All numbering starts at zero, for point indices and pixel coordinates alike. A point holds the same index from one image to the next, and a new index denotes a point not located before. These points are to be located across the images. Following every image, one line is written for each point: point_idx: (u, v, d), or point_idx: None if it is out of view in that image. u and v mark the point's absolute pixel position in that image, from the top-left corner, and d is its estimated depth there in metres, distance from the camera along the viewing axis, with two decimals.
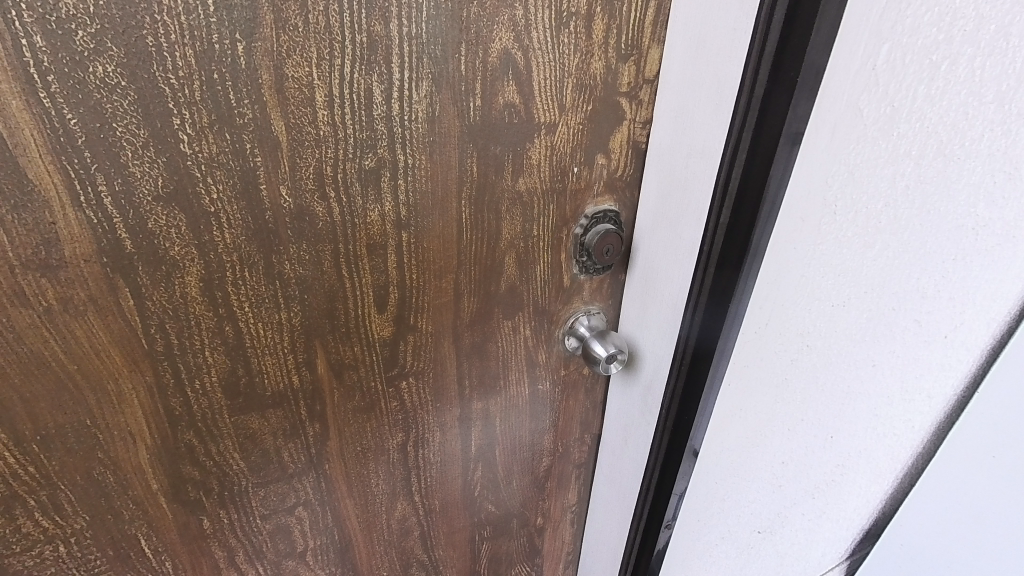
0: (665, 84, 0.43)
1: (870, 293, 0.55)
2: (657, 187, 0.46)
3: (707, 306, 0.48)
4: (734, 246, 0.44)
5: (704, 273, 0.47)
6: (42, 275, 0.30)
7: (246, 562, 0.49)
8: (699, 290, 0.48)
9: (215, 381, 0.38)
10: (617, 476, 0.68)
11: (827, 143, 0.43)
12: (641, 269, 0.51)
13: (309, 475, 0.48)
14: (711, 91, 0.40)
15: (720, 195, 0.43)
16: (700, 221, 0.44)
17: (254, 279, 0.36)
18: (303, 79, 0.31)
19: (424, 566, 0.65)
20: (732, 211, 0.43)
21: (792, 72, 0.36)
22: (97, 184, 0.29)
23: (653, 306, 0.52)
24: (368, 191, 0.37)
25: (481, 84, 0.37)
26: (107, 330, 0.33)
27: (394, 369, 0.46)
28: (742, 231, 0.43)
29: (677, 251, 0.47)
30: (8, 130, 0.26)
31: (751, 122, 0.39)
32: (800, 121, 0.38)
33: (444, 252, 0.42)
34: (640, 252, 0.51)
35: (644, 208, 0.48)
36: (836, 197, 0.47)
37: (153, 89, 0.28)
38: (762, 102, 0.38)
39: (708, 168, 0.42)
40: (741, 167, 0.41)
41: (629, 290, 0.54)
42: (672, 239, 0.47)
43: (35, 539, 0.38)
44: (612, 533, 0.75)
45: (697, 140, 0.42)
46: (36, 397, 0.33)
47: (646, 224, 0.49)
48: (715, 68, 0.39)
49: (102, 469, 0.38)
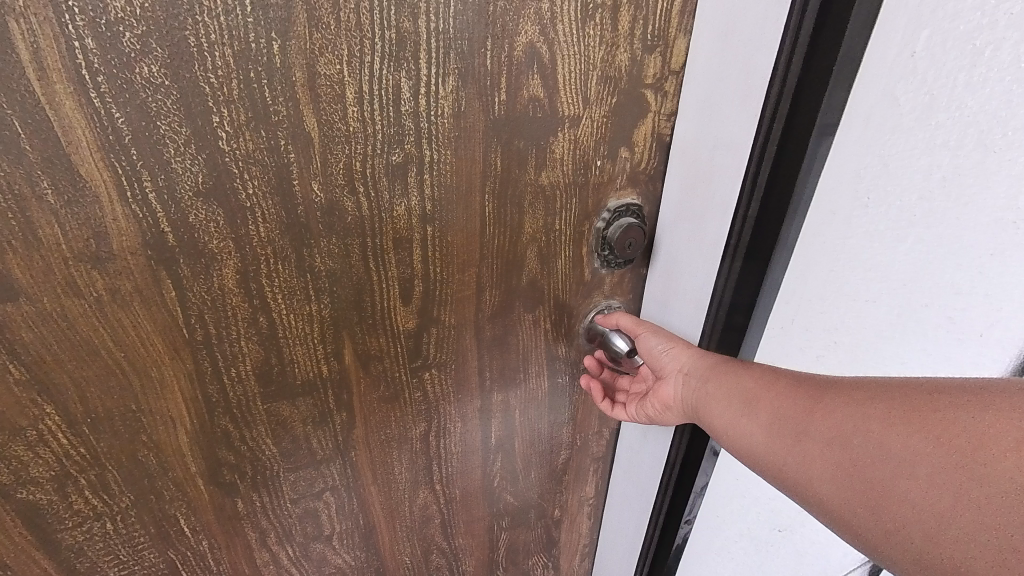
0: (690, 75, 0.42)
1: (899, 289, 0.53)
2: (680, 180, 0.46)
3: (733, 300, 0.48)
4: (764, 238, 0.44)
5: (730, 265, 0.46)
6: (92, 267, 0.32)
7: (277, 544, 0.52)
8: (726, 283, 0.47)
9: (249, 370, 0.40)
10: (636, 468, 0.69)
11: (859, 134, 0.42)
12: (661, 263, 0.51)
13: (336, 461, 0.49)
14: (740, 81, 0.39)
15: (749, 186, 0.42)
16: (726, 215, 0.44)
17: (286, 272, 0.37)
18: (334, 76, 0.32)
19: (444, 554, 0.66)
20: (761, 203, 0.42)
21: (827, 59, 0.36)
22: (141, 180, 0.30)
23: (677, 299, 0.51)
24: (395, 186, 0.37)
25: (506, 79, 0.37)
26: (151, 320, 0.35)
27: (418, 361, 0.47)
28: (771, 224, 0.43)
29: (700, 247, 0.47)
30: (63, 128, 0.28)
31: (783, 113, 0.39)
32: (835, 111, 0.38)
33: (468, 246, 0.43)
34: (661, 246, 0.50)
35: (667, 201, 0.48)
36: (867, 190, 0.45)
37: (194, 88, 0.29)
38: (795, 92, 0.38)
39: (736, 160, 0.42)
40: (771, 158, 0.40)
41: (651, 283, 0.53)
42: (697, 231, 0.47)
43: (85, 515, 0.41)
44: (630, 526, 0.75)
45: (724, 132, 0.42)
46: (87, 381, 0.35)
47: (668, 217, 0.48)
48: (743, 58, 0.39)
49: (146, 452, 0.40)
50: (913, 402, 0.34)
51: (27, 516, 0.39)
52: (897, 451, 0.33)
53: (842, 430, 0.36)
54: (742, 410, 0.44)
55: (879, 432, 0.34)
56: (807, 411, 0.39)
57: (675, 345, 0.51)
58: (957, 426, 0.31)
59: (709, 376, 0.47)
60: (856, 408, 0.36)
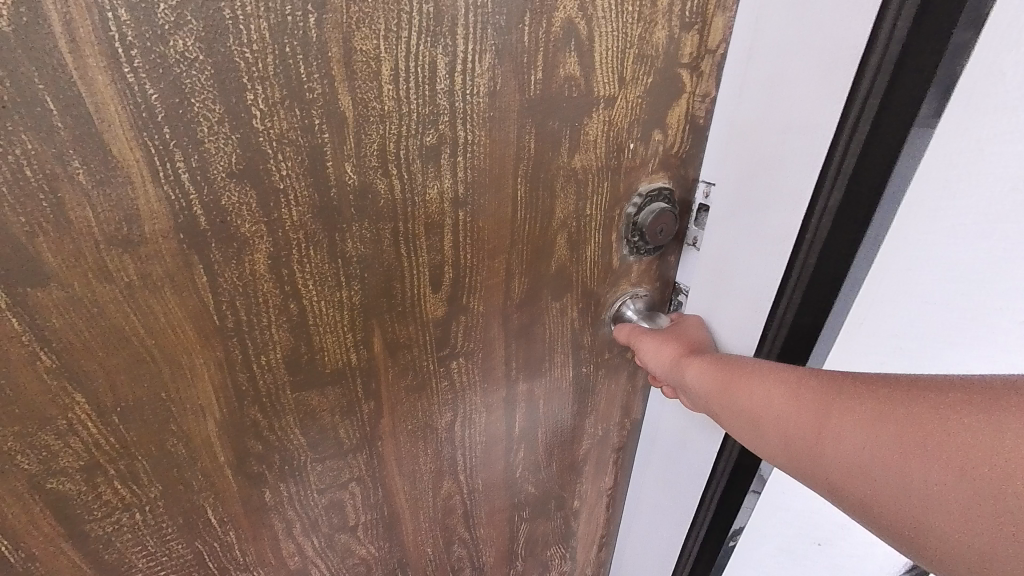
0: (756, 50, 0.40)
1: (978, 289, 0.50)
2: (742, 166, 0.44)
3: (803, 301, 0.44)
4: (843, 234, 0.39)
5: (803, 262, 0.42)
6: (124, 251, 0.31)
7: (302, 534, 0.52)
8: (797, 282, 0.43)
9: (279, 358, 0.39)
10: (671, 469, 0.68)
11: (958, 115, 0.39)
12: (712, 253, 0.49)
13: (362, 451, 0.49)
14: (816, 55, 0.37)
15: (832, 174, 0.38)
16: (798, 206, 0.41)
17: (317, 257, 0.36)
18: (370, 52, 0.31)
19: (464, 545, 0.66)
20: (844, 194, 0.38)
21: (944, 22, 0.31)
22: (174, 160, 0.29)
23: (730, 295, 0.49)
24: (428, 168, 0.36)
25: (543, 56, 0.35)
26: (182, 306, 0.34)
27: (446, 350, 0.47)
28: (854, 218, 0.38)
29: (762, 239, 0.44)
30: (95, 105, 0.27)
31: (880, 89, 0.34)
32: (946, 87, 0.33)
33: (499, 231, 0.42)
34: (715, 236, 0.48)
35: (722, 188, 0.46)
36: (956, 177, 0.43)
37: (227, 62, 0.28)
38: (898, 64, 0.33)
39: (811, 145, 0.39)
40: (860, 144, 0.36)
41: (699, 276, 0.51)
42: (756, 221, 0.44)
43: (114, 507, 0.40)
44: (659, 525, 0.75)
45: (794, 113, 0.39)
46: (118, 369, 0.34)
47: (723, 205, 0.46)
48: (827, 32, 0.36)
49: (175, 442, 0.39)
50: (929, 422, 0.31)
51: (56, 507, 0.38)
52: (917, 481, 0.30)
53: (857, 458, 0.33)
54: (752, 432, 0.40)
55: (897, 459, 0.31)
56: (817, 436, 0.36)
57: (678, 360, 0.48)
58: (971, 449, 0.29)
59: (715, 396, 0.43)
60: (869, 433, 0.33)
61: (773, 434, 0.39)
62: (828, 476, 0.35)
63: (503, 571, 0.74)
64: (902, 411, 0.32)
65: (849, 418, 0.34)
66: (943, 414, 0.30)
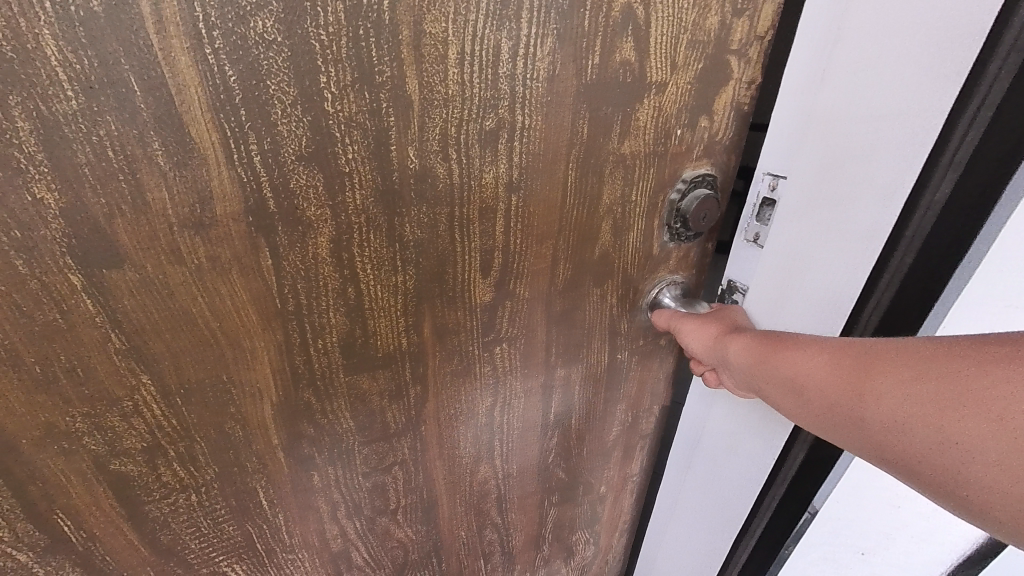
0: (850, 32, 0.38)
1: None
2: (823, 157, 0.42)
3: (896, 299, 0.43)
4: (947, 229, 0.39)
5: (900, 260, 0.41)
6: (196, 233, 0.31)
7: (346, 517, 0.53)
8: (889, 282, 0.43)
9: (335, 341, 0.40)
10: (714, 465, 0.68)
11: None
12: (783, 248, 0.48)
13: (407, 435, 0.50)
14: (922, 38, 0.35)
15: (941, 167, 0.37)
16: (893, 201, 0.40)
17: (376, 242, 0.37)
18: (438, 35, 0.31)
19: (495, 529, 0.67)
20: (954, 188, 0.37)
21: None
22: (247, 143, 0.30)
23: (804, 290, 0.48)
24: (486, 152, 0.37)
25: (601, 41, 0.36)
26: (247, 289, 0.34)
27: (490, 335, 0.47)
28: (963, 213, 0.38)
29: (846, 232, 0.43)
30: (177, 86, 0.27)
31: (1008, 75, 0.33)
32: None
33: (548, 217, 0.42)
34: (784, 230, 0.47)
35: (802, 180, 0.44)
36: None
37: (304, 44, 0.28)
38: None
39: (910, 134, 0.37)
40: (977, 133, 0.35)
41: (767, 272, 0.50)
42: (839, 214, 0.43)
43: (172, 488, 0.41)
44: (695, 520, 0.75)
45: (892, 101, 0.37)
46: (183, 351, 0.35)
47: (798, 198, 0.45)
48: (934, 18, 0.34)
49: (233, 424, 0.40)
50: (968, 378, 0.31)
51: (118, 488, 0.39)
52: (958, 437, 0.31)
53: (897, 417, 0.34)
54: (795, 401, 0.41)
55: (937, 415, 0.32)
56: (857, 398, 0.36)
57: (717, 335, 0.48)
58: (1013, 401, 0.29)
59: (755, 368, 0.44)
60: (908, 391, 0.33)
61: (811, 401, 0.40)
62: (871, 436, 0.36)
63: (530, 554, 0.76)
64: (935, 368, 0.32)
65: (885, 379, 0.35)
66: (986, 369, 0.30)
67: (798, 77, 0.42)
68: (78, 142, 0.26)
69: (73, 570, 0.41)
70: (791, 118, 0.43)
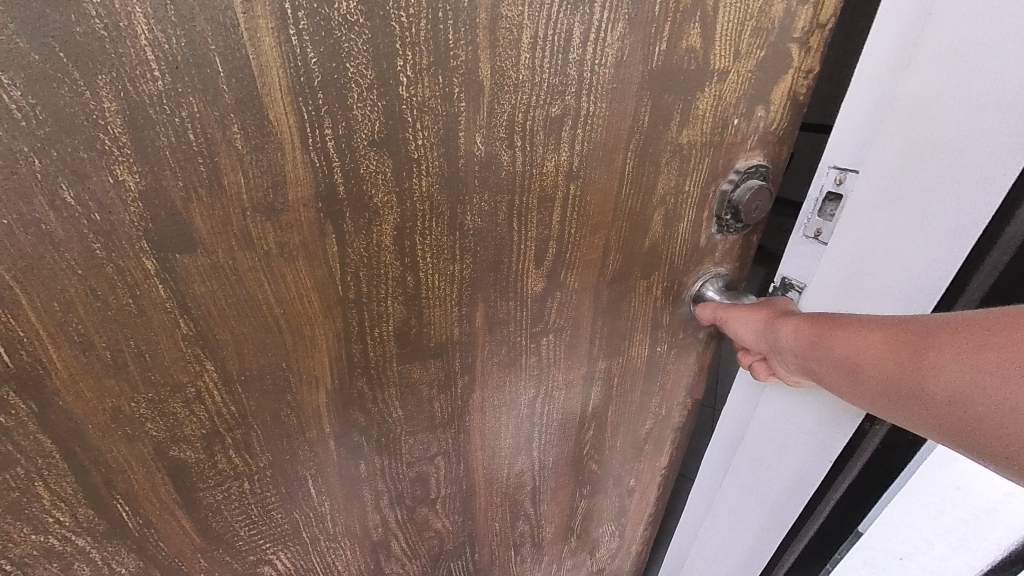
0: (942, 18, 0.37)
1: None
2: (905, 147, 0.41)
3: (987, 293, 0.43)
4: None
5: (998, 255, 0.41)
6: (267, 219, 0.31)
7: (388, 507, 0.53)
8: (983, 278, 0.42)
9: (390, 330, 0.40)
10: (762, 464, 0.66)
11: None
12: (853, 243, 0.46)
13: (451, 425, 0.50)
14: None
15: None
16: (990, 192, 0.39)
17: (438, 230, 0.37)
18: (514, 19, 0.30)
19: (527, 520, 0.68)
20: None
21: None
22: (323, 127, 0.29)
23: (877, 285, 0.47)
24: (549, 140, 0.36)
25: (670, 26, 0.35)
26: (311, 276, 0.34)
27: (539, 325, 0.47)
28: None
29: (930, 224, 0.42)
30: (260, 67, 0.26)
31: None
32: None
33: (603, 206, 0.42)
34: (856, 222, 0.45)
35: (882, 173, 0.42)
36: None
37: (384, 26, 0.28)
38: None
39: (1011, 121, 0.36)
40: None
41: (832, 269, 0.48)
42: (923, 206, 0.42)
43: (226, 475, 0.41)
44: (734, 518, 0.74)
45: (991, 88, 0.36)
46: (246, 338, 0.35)
47: (875, 191, 0.43)
48: None
49: (288, 411, 0.40)
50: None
51: (175, 474, 0.39)
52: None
53: (958, 390, 0.33)
54: (847, 383, 0.40)
55: (1001, 385, 0.31)
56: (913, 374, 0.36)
57: (758, 322, 0.48)
58: None
59: (801, 352, 0.43)
60: (966, 363, 0.33)
61: (867, 380, 0.39)
62: (932, 412, 0.35)
63: (558, 546, 0.76)
64: (999, 338, 0.31)
65: (940, 352, 0.34)
66: None
67: (879, 63, 0.40)
68: (161, 124, 0.26)
69: (128, 555, 0.42)
70: (868, 106, 0.41)
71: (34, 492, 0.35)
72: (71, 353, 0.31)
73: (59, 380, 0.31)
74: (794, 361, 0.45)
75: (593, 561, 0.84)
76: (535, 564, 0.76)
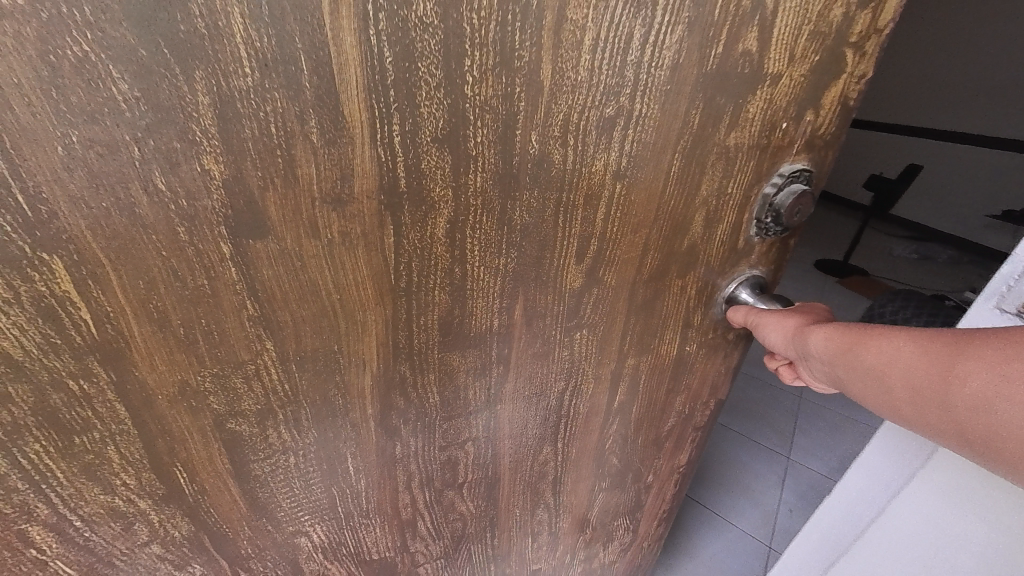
0: None
1: None
2: None
3: None
4: None
5: None
6: (333, 208, 0.33)
7: (418, 488, 0.55)
8: None
9: (435, 319, 0.42)
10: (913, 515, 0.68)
11: None
12: None
13: (483, 413, 0.52)
14: None
15: None
16: None
17: (488, 223, 0.38)
18: (579, 21, 0.31)
19: (547, 509, 0.69)
20: None
21: None
22: (392, 123, 0.31)
23: None
24: (601, 140, 0.37)
25: (728, 30, 0.35)
26: (368, 265, 0.36)
27: (574, 320, 0.48)
28: None
29: None
30: (340, 65, 0.28)
31: None
32: None
33: (646, 206, 0.43)
34: None
35: None
36: None
37: (457, 28, 0.29)
38: None
39: None
40: None
41: None
42: None
43: (275, 449, 0.43)
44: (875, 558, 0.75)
45: None
46: (304, 320, 0.37)
47: None
48: None
49: (336, 391, 0.42)
50: None
51: (230, 446, 0.41)
52: None
53: (989, 396, 0.34)
54: (875, 390, 0.41)
55: None
56: (943, 380, 0.36)
57: (788, 326, 0.48)
58: None
59: (831, 357, 0.43)
60: (999, 371, 0.34)
61: (895, 388, 0.39)
62: (960, 418, 0.36)
63: (574, 536, 0.78)
64: None
65: (972, 360, 0.35)
66: None
67: None
68: (247, 117, 0.28)
69: (181, 519, 0.45)
70: None
71: (106, 455, 0.37)
72: (149, 328, 0.33)
73: (137, 352, 0.34)
74: (820, 365, 0.45)
75: (606, 553, 0.86)
76: (551, 553, 0.78)
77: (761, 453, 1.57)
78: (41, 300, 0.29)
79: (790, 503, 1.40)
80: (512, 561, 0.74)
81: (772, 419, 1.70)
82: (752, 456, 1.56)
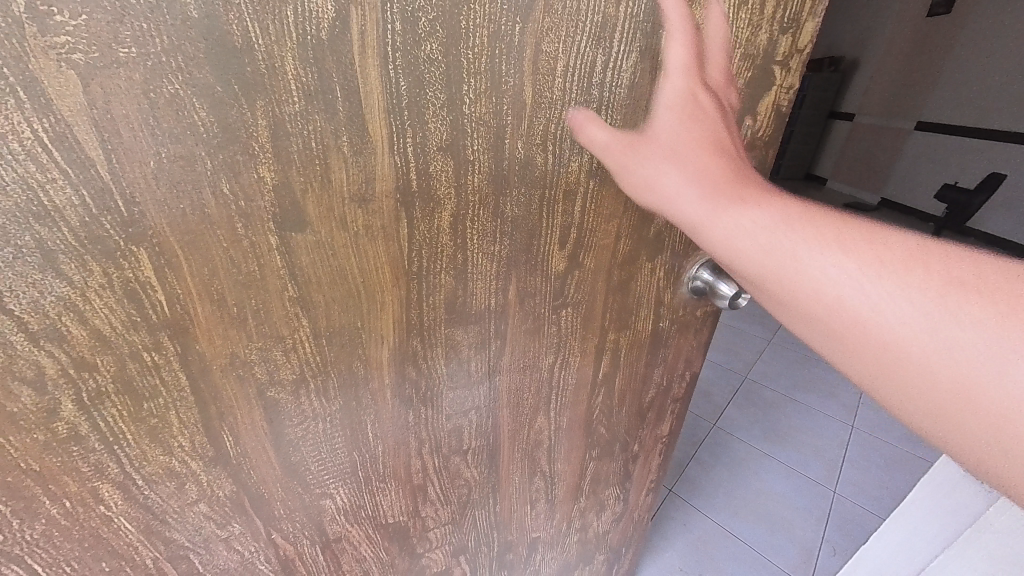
0: None
1: None
2: None
3: None
4: None
5: None
6: (359, 206, 0.40)
7: (428, 454, 0.62)
8: None
9: (441, 299, 0.49)
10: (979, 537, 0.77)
11: None
12: None
13: (484, 384, 0.59)
14: None
15: None
16: None
17: (484, 216, 0.46)
18: (553, 53, 0.40)
19: (543, 477, 0.77)
20: None
21: None
22: (406, 136, 0.39)
23: None
24: (574, 145, 0.45)
25: (673, 55, 0.44)
26: (386, 252, 0.44)
27: (560, 299, 0.56)
28: None
29: None
30: (366, 93, 0.36)
31: None
32: None
33: (616, 199, 0.51)
34: None
35: None
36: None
37: (457, 62, 0.37)
38: None
39: None
40: None
41: None
42: None
43: (307, 415, 0.51)
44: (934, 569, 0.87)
45: None
46: (334, 299, 0.44)
47: None
48: None
49: (359, 364, 0.50)
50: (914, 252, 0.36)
51: (270, 412, 0.49)
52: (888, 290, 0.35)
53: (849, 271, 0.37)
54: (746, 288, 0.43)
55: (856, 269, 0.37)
56: (794, 257, 0.39)
57: (684, 177, 0.44)
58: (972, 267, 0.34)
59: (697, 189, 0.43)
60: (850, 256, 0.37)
61: (757, 284, 0.42)
62: (821, 310, 0.38)
63: (569, 505, 0.86)
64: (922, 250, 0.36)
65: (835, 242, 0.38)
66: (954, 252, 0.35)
67: None
68: (294, 135, 0.36)
69: (225, 480, 0.51)
70: None
71: (168, 420, 0.44)
72: (209, 308, 0.40)
73: (199, 328, 0.41)
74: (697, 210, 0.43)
75: (599, 522, 0.94)
76: (548, 521, 0.86)
77: (804, 486, 1.58)
78: (129, 284, 0.37)
79: (833, 543, 1.40)
80: (513, 528, 0.82)
81: (818, 450, 1.73)
82: (797, 491, 1.57)
